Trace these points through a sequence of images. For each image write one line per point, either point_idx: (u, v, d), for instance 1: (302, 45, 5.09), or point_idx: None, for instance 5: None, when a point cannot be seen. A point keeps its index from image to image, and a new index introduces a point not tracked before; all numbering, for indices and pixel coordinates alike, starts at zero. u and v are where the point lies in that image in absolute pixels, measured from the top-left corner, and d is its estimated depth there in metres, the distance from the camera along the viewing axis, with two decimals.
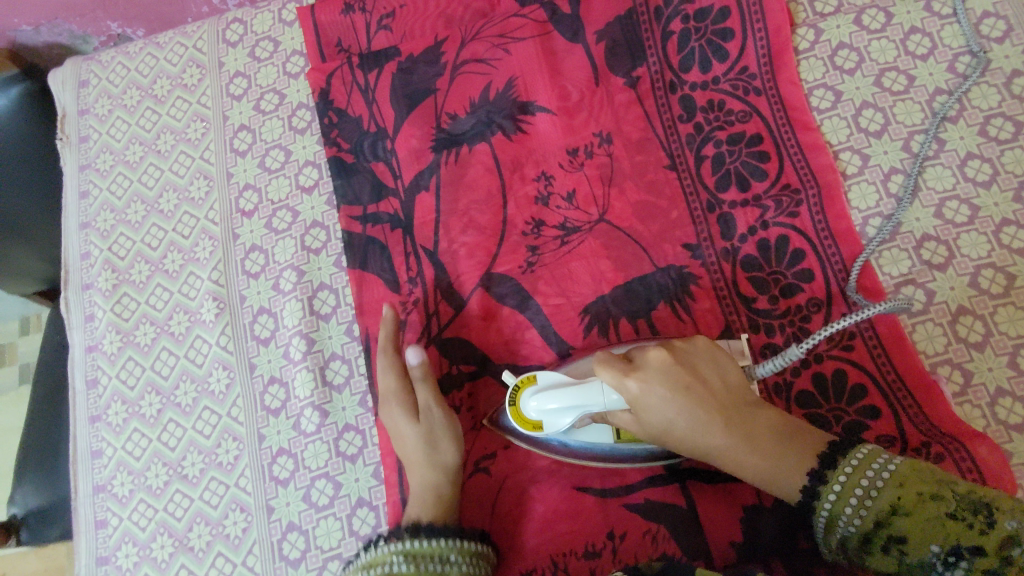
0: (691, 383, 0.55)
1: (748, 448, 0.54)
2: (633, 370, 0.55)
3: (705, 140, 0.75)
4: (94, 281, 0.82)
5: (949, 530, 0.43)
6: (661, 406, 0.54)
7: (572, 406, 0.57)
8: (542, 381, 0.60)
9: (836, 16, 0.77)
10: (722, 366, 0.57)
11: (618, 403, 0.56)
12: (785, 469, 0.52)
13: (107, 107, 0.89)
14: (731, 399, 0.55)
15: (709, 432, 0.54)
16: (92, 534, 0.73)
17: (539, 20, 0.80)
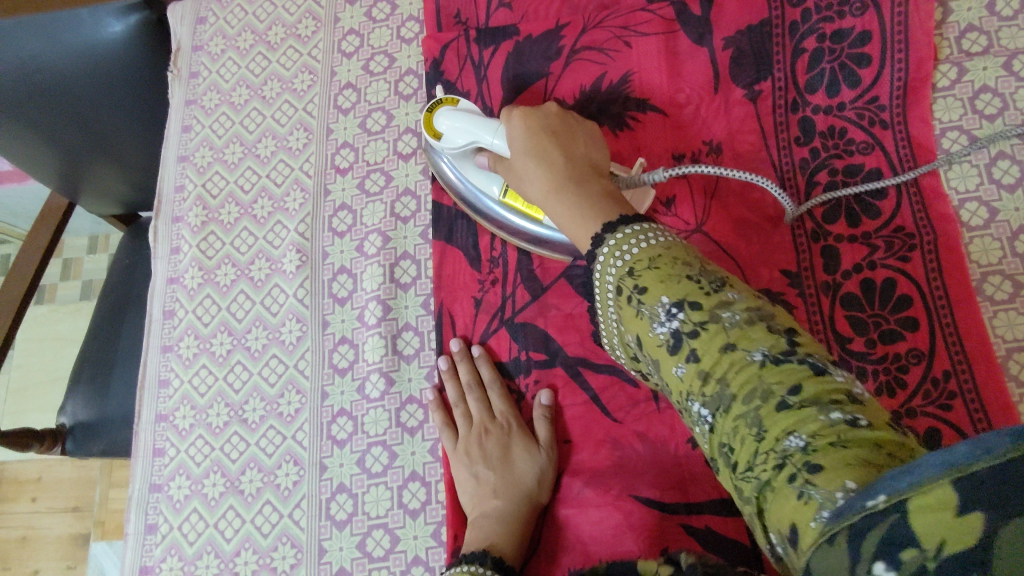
0: (557, 132, 0.58)
1: (567, 186, 0.53)
2: (519, 109, 0.60)
3: (820, 167, 0.72)
4: (184, 215, 0.83)
5: (696, 293, 0.42)
6: (521, 156, 0.58)
7: (466, 133, 0.64)
8: (462, 105, 0.67)
9: (984, 57, 0.72)
10: (594, 138, 0.59)
11: (499, 143, 0.62)
12: (584, 216, 0.51)
13: (221, 46, 0.90)
14: (579, 162, 0.55)
15: (544, 173, 0.55)
16: (149, 460, 0.74)
17: (666, 17, 0.77)
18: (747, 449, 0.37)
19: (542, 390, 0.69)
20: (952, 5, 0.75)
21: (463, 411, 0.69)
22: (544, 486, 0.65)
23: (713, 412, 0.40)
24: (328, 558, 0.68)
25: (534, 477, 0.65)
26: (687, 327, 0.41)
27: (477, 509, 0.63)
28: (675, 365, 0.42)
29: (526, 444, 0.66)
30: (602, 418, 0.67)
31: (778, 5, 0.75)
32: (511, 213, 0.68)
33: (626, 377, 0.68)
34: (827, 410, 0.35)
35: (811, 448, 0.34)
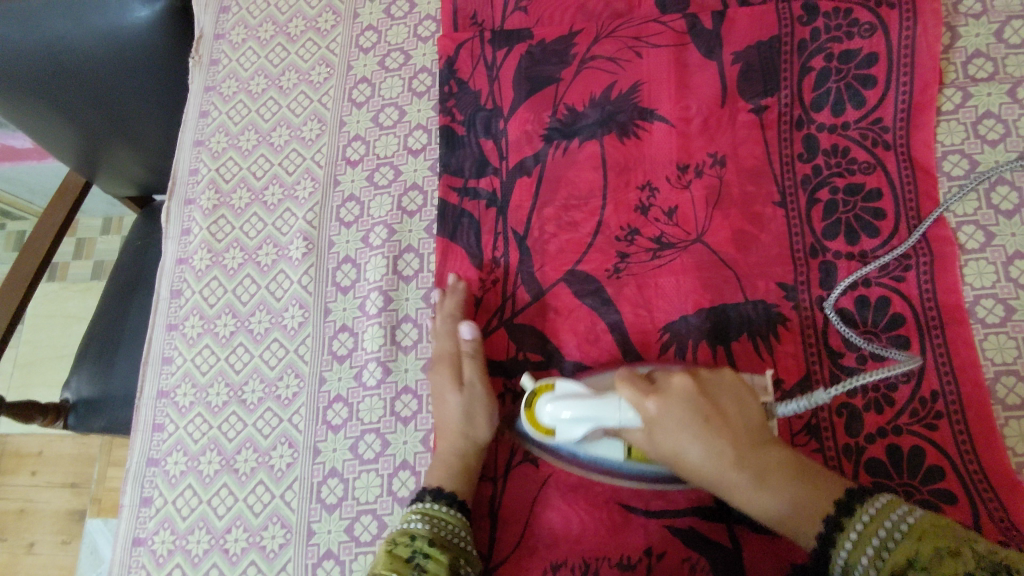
0: (711, 412, 0.56)
1: (741, 462, 0.54)
2: (654, 392, 0.57)
3: (821, 184, 0.72)
4: (197, 198, 0.85)
5: (921, 530, 0.47)
6: (670, 425, 0.56)
7: (586, 420, 0.59)
8: (561, 387, 0.61)
9: (989, 83, 0.73)
10: (739, 393, 0.58)
11: (632, 423, 0.57)
12: (799, 509, 0.53)
13: (242, 36, 0.92)
14: (745, 427, 0.56)
15: (707, 453, 0.55)
16: (148, 435, 0.76)
17: (678, 29, 0.78)
18: None
19: (466, 324, 0.71)
20: (960, 30, 0.75)
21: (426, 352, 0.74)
22: (476, 418, 0.67)
23: None
24: (316, 539, 0.69)
25: (460, 412, 0.67)
26: None
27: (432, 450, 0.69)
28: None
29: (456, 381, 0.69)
30: None
31: (788, 22, 0.76)
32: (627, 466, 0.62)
33: None
34: None
35: None
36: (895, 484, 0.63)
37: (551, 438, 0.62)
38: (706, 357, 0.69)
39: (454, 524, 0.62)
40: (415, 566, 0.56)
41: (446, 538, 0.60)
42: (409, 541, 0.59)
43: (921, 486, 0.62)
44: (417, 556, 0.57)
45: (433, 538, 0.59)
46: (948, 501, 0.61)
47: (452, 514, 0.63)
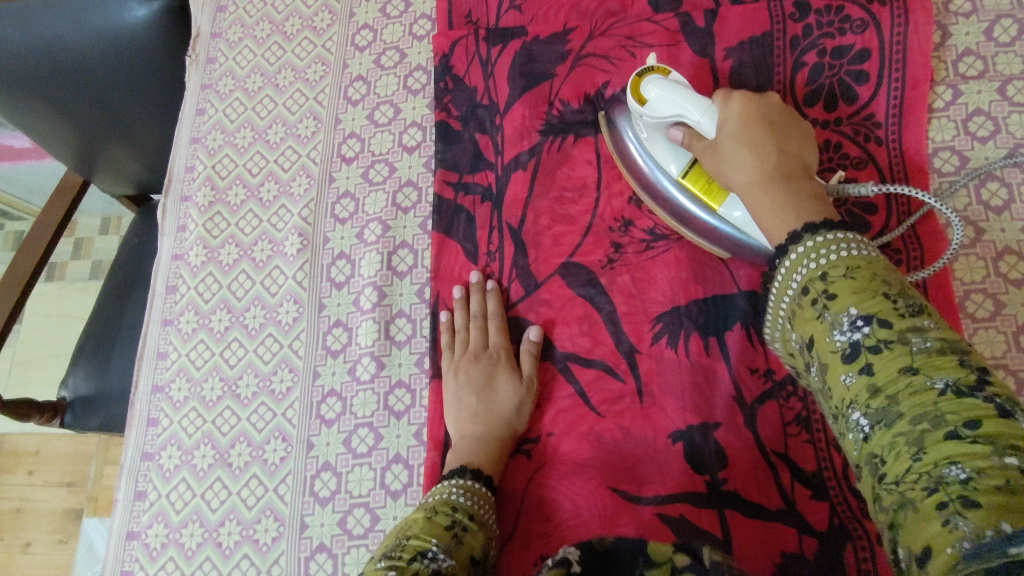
0: (773, 125, 0.58)
1: (775, 180, 0.54)
2: (742, 95, 0.60)
3: (813, 179, 0.73)
4: (193, 195, 0.85)
5: (882, 309, 0.41)
6: (731, 141, 0.58)
7: (676, 105, 0.62)
8: (674, 77, 0.64)
9: (979, 81, 0.74)
10: (806, 136, 0.59)
11: (709, 125, 0.60)
12: (782, 211, 0.51)
13: (239, 35, 0.93)
14: (791, 160, 0.55)
15: (758, 168, 0.55)
16: (143, 430, 0.76)
17: (671, 27, 0.79)
18: (900, 464, 0.37)
19: (533, 327, 0.73)
20: (951, 29, 0.76)
21: (460, 337, 0.73)
22: (524, 415, 0.69)
23: (870, 425, 0.40)
24: (309, 532, 0.69)
25: (515, 406, 0.69)
26: (868, 342, 0.41)
27: (458, 433, 0.68)
28: (837, 371, 0.43)
29: (512, 375, 0.70)
30: (586, 411, 0.69)
31: (780, 20, 0.76)
32: (690, 199, 0.67)
33: (611, 374, 0.70)
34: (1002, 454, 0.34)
35: (968, 471, 0.34)
36: None
37: (641, 112, 0.65)
38: (698, 349, 0.69)
39: (487, 507, 0.62)
40: (455, 535, 0.55)
41: (482, 517, 0.60)
42: (450, 511, 0.58)
43: None
44: (457, 526, 0.57)
45: (472, 515, 0.59)
46: None
47: (488, 496, 0.63)
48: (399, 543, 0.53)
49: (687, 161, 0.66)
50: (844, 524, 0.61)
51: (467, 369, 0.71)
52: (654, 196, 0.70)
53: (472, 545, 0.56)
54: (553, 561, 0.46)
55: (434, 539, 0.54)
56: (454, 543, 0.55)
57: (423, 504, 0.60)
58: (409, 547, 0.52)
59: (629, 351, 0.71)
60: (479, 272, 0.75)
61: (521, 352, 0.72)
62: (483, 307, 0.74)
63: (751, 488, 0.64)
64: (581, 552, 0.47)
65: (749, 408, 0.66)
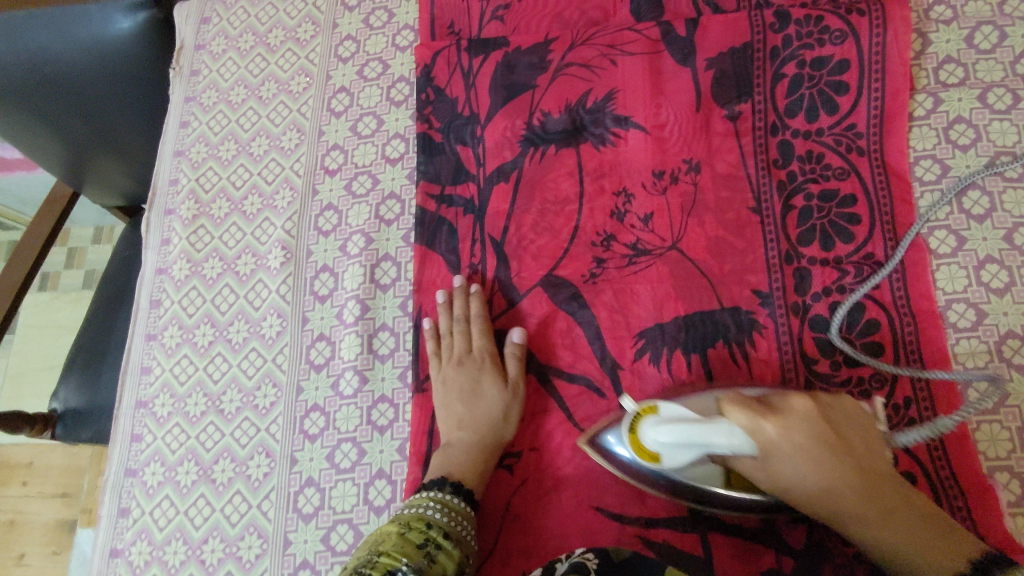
0: (831, 436, 0.54)
1: (869, 502, 0.52)
2: (772, 415, 0.53)
3: (795, 190, 0.73)
4: (176, 208, 0.85)
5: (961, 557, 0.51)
6: (789, 462, 0.53)
7: (695, 446, 0.54)
8: (666, 414, 0.56)
9: (960, 88, 0.73)
10: (858, 419, 0.56)
11: (746, 448, 0.53)
12: (925, 549, 0.51)
13: (222, 46, 0.92)
14: (864, 463, 0.54)
15: (841, 493, 0.53)
16: (127, 446, 0.76)
17: (652, 37, 0.78)
18: None
19: (517, 329, 0.72)
20: (931, 36, 0.76)
21: (445, 343, 0.73)
22: (510, 420, 0.69)
23: None
24: (292, 549, 0.69)
25: (501, 412, 0.69)
26: None
27: (446, 439, 0.69)
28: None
29: (496, 380, 0.70)
30: (568, 425, 0.69)
31: (760, 29, 0.76)
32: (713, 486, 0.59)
33: (594, 388, 0.70)
34: None
35: None
36: None
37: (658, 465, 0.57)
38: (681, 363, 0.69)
39: (466, 522, 0.62)
40: (427, 555, 0.57)
41: (459, 534, 0.60)
42: (425, 528, 0.59)
43: None
44: (430, 544, 0.58)
45: (449, 532, 0.60)
46: None
47: (466, 512, 0.63)
48: (371, 560, 0.55)
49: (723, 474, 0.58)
50: (823, 544, 0.61)
51: (454, 375, 0.71)
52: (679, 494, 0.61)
53: (446, 563, 0.57)
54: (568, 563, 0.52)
55: (404, 557, 0.55)
56: (426, 563, 0.56)
57: (398, 517, 0.61)
58: (378, 564, 0.54)
59: (611, 365, 0.70)
60: (463, 277, 0.75)
61: (506, 356, 0.72)
62: (466, 310, 0.73)
63: None
64: (599, 560, 0.53)
65: None
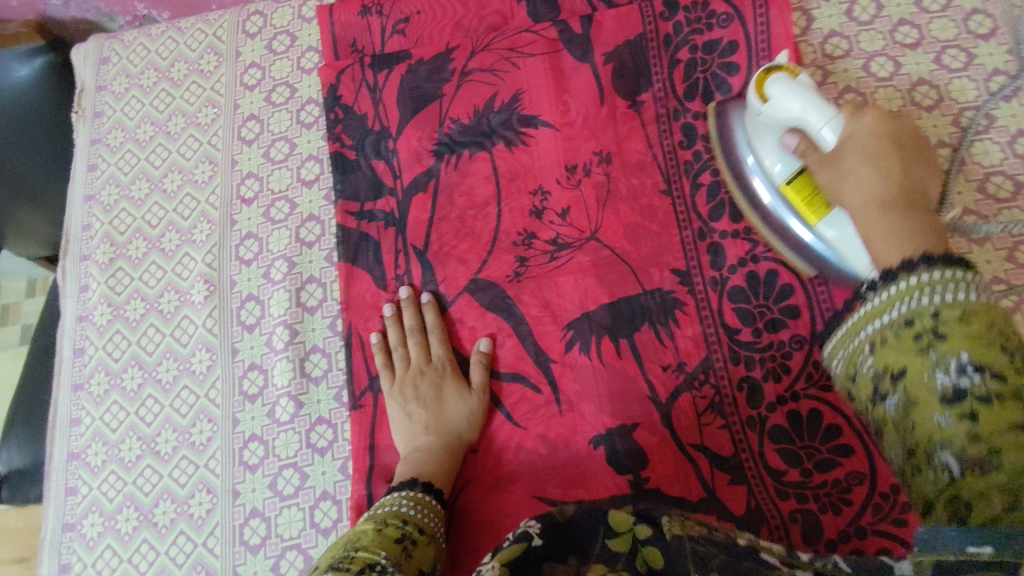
0: (899, 151, 0.56)
1: (895, 209, 0.52)
2: (874, 110, 0.58)
3: (703, 169, 0.75)
4: (92, 253, 0.84)
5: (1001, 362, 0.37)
6: (852, 151, 0.57)
7: (798, 107, 0.59)
8: (803, 77, 0.60)
9: (845, 60, 0.77)
10: (933, 177, 0.57)
11: (831, 136, 0.58)
12: (891, 243, 0.50)
13: (125, 85, 0.91)
14: (907, 189, 0.54)
15: (875, 183, 0.55)
16: (62, 500, 0.74)
17: (550, 37, 0.80)
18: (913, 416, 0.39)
19: (483, 339, 0.73)
20: (814, 13, 0.80)
21: (398, 355, 0.73)
22: (474, 425, 0.70)
23: (952, 418, 0.37)
24: None
25: (465, 417, 0.69)
26: (975, 388, 0.37)
27: (410, 446, 0.68)
28: (928, 404, 0.39)
29: (459, 388, 0.71)
30: (506, 424, 0.70)
31: (652, 21, 0.79)
32: (782, 204, 0.65)
33: (528, 385, 0.71)
34: (934, 372, 0.39)
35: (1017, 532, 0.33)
36: (798, 448, 0.64)
37: (761, 110, 0.62)
38: (610, 350, 0.70)
39: (436, 519, 0.62)
40: (404, 549, 0.55)
41: (431, 529, 0.60)
42: (400, 523, 0.58)
43: (821, 446, 0.64)
44: (407, 539, 0.56)
45: (422, 527, 0.59)
46: (846, 455, 0.63)
47: (438, 510, 0.63)
48: (348, 555, 0.52)
49: (797, 170, 0.62)
50: (760, 506, 0.63)
51: (415, 385, 0.72)
52: (745, 185, 0.69)
53: (422, 559, 0.56)
54: (513, 536, 0.50)
55: (382, 552, 0.53)
56: (405, 557, 0.54)
57: (372, 516, 0.59)
58: (357, 560, 0.51)
59: (544, 361, 0.71)
60: (409, 286, 0.76)
61: (471, 364, 0.72)
62: (421, 321, 0.74)
63: (672, 484, 0.65)
64: (542, 525, 0.51)
65: (663, 403, 0.68)
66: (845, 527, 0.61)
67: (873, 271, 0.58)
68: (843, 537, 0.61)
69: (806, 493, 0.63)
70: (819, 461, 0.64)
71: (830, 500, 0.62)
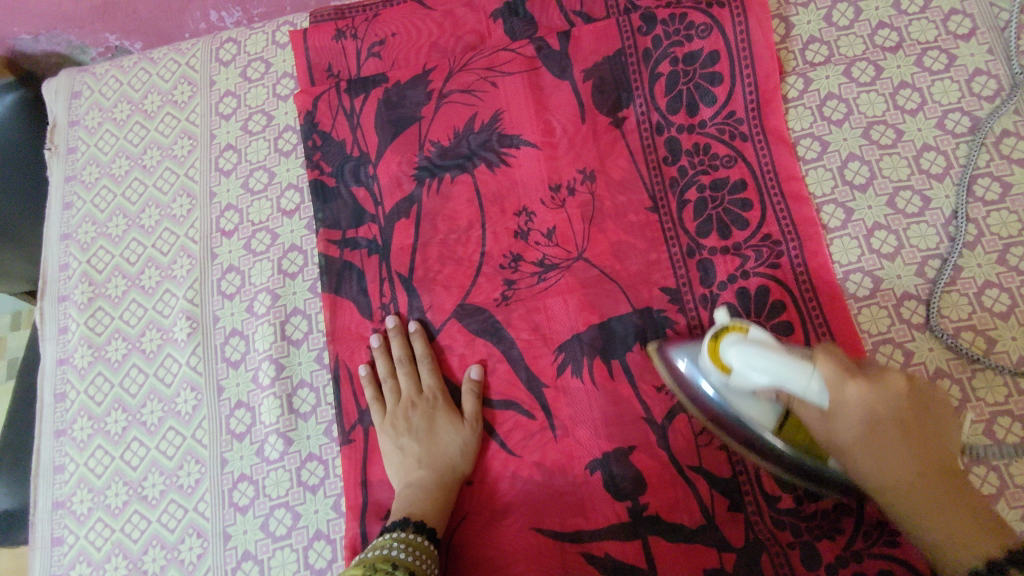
0: (909, 416, 0.51)
1: (928, 499, 0.49)
2: (858, 375, 0.52)
3: (688, 184, 0.74)
4: (70, 293, 0.82)
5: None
6: (858, 451, 0.52)
7: (769, 373, 0.54)
8: (754, 334, 0.56)
9: (827, 66, 0.76)
10: (938, 399, 0.54)
11: (818, 397, 0.52)
12: (948, 539, 0.48)
13: (98, 119, 0.89)
14: (928, 456, 0.51)
15: (894, 484, 0.51)
16: (48, 551, 0.72)
17: (527, 55, 0.79)
18: None
19: (473, 366, 0.71)
20: (793, 19, 0.79)
21: (387, 387, 0.72)
22: (467, 456, 0.68)
23: None
24: None
25: (458, 448, 0.68)
26: None
27: (403, 481, 0.67)
28: None
29: (451, 418, 0.69)
30: (500, 453, 0.69)
31: (629, 34, 0.78)
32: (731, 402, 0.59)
33: (521, 412, 0.70)
34: None
35: None
36: None
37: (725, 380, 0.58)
38: (602, 372, 0.69)
39: (430, 561, 0.60)
40: None
41: (424, 572, 0.58)
42: (390, 568, 0.56)
43: None
44: None
45: (414, 570, 0.57)
46: None
47: (432, 550, 0.61)
48: None
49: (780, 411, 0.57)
50: (759, 536, 0.62)
51: (406, 418, 0.70)
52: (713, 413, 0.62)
53: None
54: None
55: None
56: None
57: (361, 560, 0.58)
58: None
59: (536, 386, 0.70)
60: (395, 315, 0.74)
61: (462, 393, 0.71)
62: (410, 351, 0.72)
63: (669, 509, 0.64)
64: None
65: (659, 425, 0.67)
66: (841, 553, 0.60)
67: (881, 490, 0.52)
68: (841, 561, 0.60)
69: (799, 525, 0.62)
70: None
71: (826, 528, 0.61)
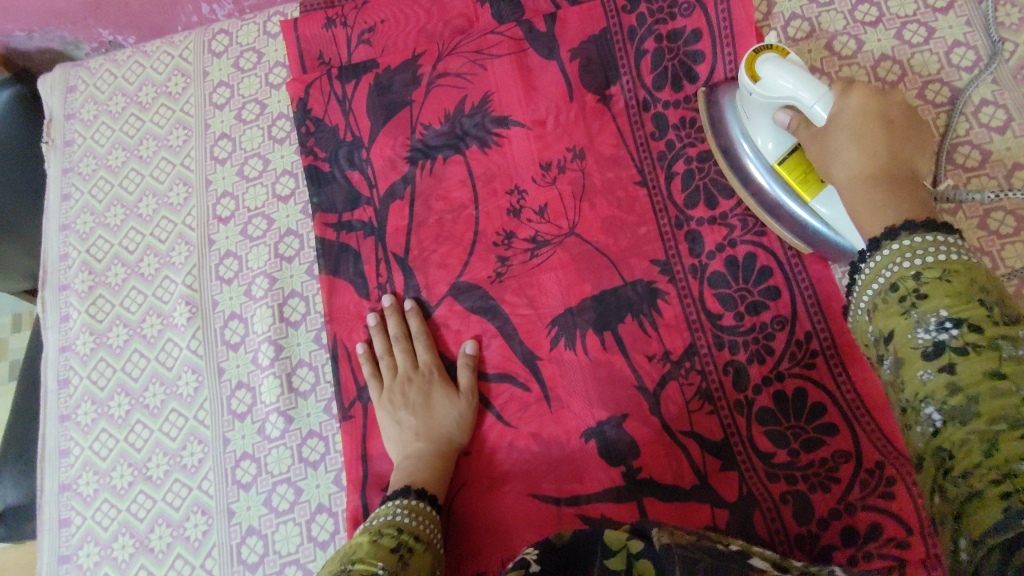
0: (890, 128, 0.53)
1: (877, 181, 0.51)
2: (863, 88, 0.55)
3: (676, 158, 0.75)
4: (71, 282, 0.83)
5: (977, 314, 0.38)
6: (841, 133, 0.54)
7: (791, 83, 0.58)
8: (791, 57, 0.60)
9: (809, 42, 0.78)
10: (925, 144, 0.55)
11: (822, 109, 0.56)
12: (882, 208, 0.49)
13: (93, 112, 0.90)
14: (895, 164, 0.52)
15: (860, 163, 0.53)
16: (56, 533, 0.74)
17: (515, 38, 0.81)
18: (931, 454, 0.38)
19: (468, 341, 0.73)
20: None
21: (383, 364, 0.73)
22: (464, 427, 0.70)
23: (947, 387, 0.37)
24: None
25: (454, 421, 0.70)
26: (955, 341, 0.38)
27: (402, 453, 0.68)
28: (911, 356, 0.39)
29: (447, 392, 0.71)
30: (497, 424, 0.71)
31: (614, 15, 0.79)
32: (777, 185, 0.65)
33: (517, 384, 0.71)
34: (925, 364, 0.39)
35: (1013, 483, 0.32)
36: (784, 428, 0.65)
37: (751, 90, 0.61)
38: (595, 344, 0.71)
39: (433, 526, 0.62)
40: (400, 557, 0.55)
41: (427, 537, 0.60)
42: (395, 532, 0.58)
43: (807, 425, 0.65)
44: (403, 548, 0.57)
45: (417, 533, 0.59)
46: (831, 433, 0.64)
47: (433, 515, 0.63)
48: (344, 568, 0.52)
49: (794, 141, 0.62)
50: (752, 491, 0.64)
51: (404, 393, 0.72)
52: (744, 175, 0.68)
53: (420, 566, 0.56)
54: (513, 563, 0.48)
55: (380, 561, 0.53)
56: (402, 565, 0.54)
57: (367, 528, 0.59)
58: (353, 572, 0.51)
59: (531, 359, 0.72)
60: (392, 294, 0.76)
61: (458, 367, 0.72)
62: (405, 328, 0.74)
63: (662, 473, 0.66)
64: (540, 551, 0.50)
65: (651, 391, 0.68)
66: (836, 505, 0.62)
67: (844, 165, 0.54)
68: (833, 514, 0.61)
69: (794, 474, 0.63)
70: (805, 440, 0.64)
71: (820, 479, 0.63)
